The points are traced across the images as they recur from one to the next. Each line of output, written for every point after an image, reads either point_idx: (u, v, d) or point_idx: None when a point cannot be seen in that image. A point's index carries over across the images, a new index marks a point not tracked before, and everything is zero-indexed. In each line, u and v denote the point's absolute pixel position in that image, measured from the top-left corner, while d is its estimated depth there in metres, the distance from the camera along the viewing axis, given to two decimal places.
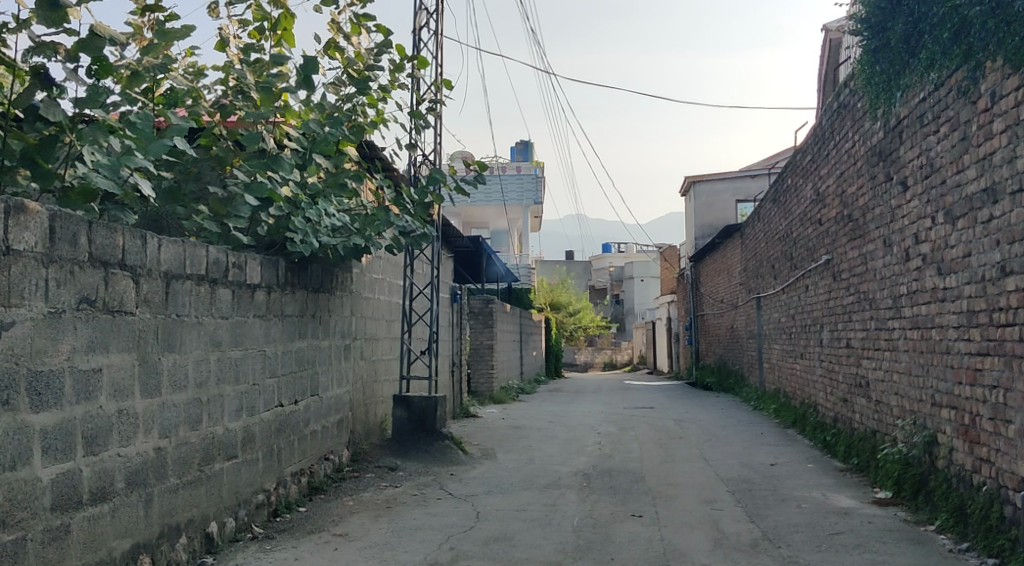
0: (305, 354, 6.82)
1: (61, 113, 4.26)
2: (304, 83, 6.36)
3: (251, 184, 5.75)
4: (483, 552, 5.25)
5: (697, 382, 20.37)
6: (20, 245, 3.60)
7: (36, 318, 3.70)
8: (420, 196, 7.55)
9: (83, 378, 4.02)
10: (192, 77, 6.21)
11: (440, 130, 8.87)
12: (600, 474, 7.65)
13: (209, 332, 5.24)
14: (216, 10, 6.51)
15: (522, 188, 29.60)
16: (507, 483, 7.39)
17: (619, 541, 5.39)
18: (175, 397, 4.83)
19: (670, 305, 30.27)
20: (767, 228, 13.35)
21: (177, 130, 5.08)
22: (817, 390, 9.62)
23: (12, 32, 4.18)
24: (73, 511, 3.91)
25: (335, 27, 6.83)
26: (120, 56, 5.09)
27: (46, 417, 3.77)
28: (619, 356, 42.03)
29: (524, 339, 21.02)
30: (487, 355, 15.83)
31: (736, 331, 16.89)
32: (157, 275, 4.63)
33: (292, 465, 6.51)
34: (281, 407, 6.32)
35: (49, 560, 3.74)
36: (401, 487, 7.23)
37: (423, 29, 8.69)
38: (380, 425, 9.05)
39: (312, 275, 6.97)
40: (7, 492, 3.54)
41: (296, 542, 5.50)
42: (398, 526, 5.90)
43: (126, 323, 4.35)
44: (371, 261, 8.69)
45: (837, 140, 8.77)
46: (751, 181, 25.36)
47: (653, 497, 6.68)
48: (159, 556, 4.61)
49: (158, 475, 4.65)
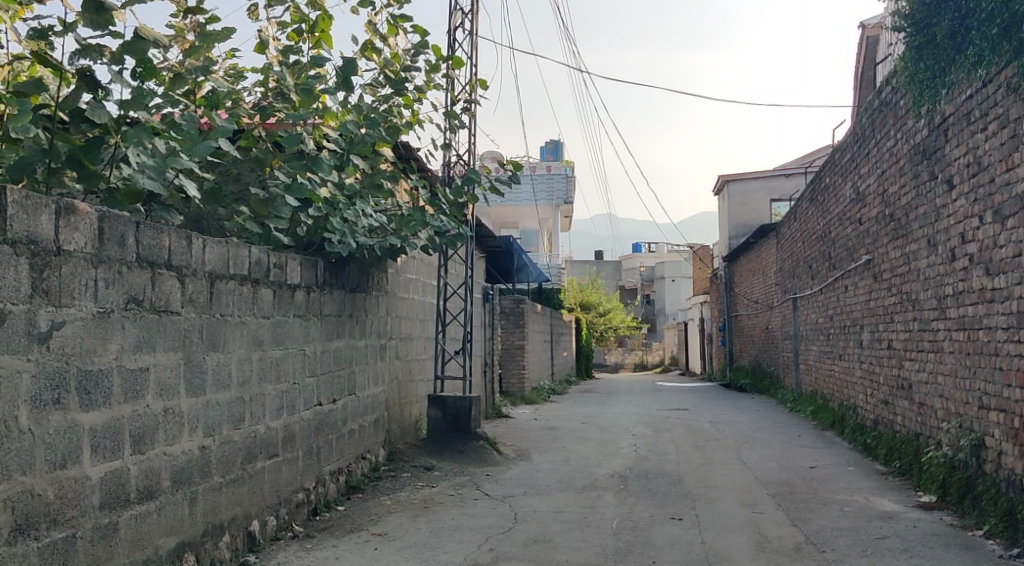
0: (343, 353, 6.85)
1: (107, 115, 4.27)
2: (342, 84, 6.38)
3: (292, 185, 5.78)
4: (523, 553, 5.24)
5: (730, 383, 20.24)
6: (70, 246, 3.62)
7: (86, 318, 3.73)
8: (455, 196, 7.54)
9: (131, 378, 4.06)
10: (232, 79, 6.25)
11: (474, 131, 8.87)
12: (637, 476, 7.60)
13: (252, 331, 5.27)
14: (256, 13, 6.54)
15: (552, 186, 29.62)
16: (543, 484, 7.37)
17: (659, 544, 5.34)
18: (219, 396, 4.87)
19: (702, 306, 30.05)
20: (803, 229, 13.21)
21: (222, 132, 5.15)
22: (857, 392, 9.50)
23: (58, 35, 4.22)
24: (121, 509, 3.95)
25: (372, 28, 6.85)
26: (163, 58, 5.16)
27: (95, 415, 3.80)
28: (650, 357, 41.94)
29: (555, 340, 21.03)
30: (518, 356, 15.82)
31: (771, 332, 16.70)
32: (201, 275, 4.67)
33: (330, 464, 6.53)
34: (320, 406, 6.36)
35: (97, 559, 3.78)
36: (437, 488, 7.22)
37: (458, 29, 8.68)
38: (415, 424, 9.06)
39: (349, 275, 6.99)
40: (58, 490, 3.56)
41: (336, 541, 5.51)
42: (437, 527, 5.90)
43: (172, 323, 4.40)
44: (405, 261, 8.69)
45: (878, 138, 8.62)
46: (786, 181, 25.17)
47: (693, 499, 6.61)
48: (203, 555, 4.64)
49: (203, 474, 4.68)
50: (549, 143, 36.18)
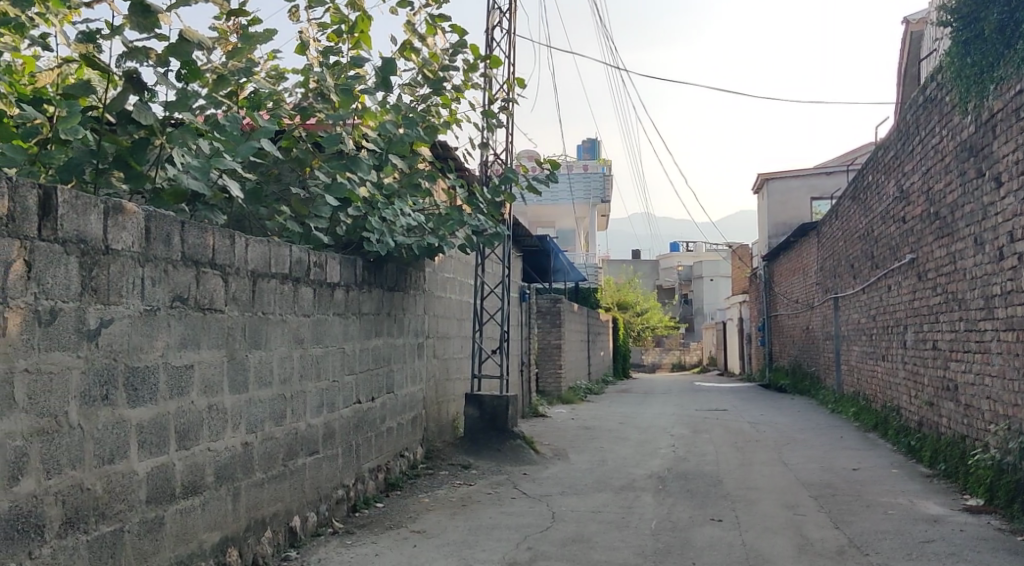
0: (381, 352, 6.90)
1: (153, 116, 4.32)
2: (381, 85, 6.42)
3: (331, 185, 5.85)
4: (562, 553, 5.22)
5: (769, 384, 20.03)
6: (118, 245, 3.69)
7: (133, 316, 3.80)
8: (492, 196, 7.53)
9: (176, 375, 4.12)
10: (274, 81, 6.33)
11: (512, 130, 8.88)
12: (676, 477, 7.56)
13: (293, 329, 5.33)
14: (297, 15, 6.61)
15: (589, 186, 29.59)
16: (581, 484, 7.35)
17: (699, 545, 5.30)
18: (261, 393, 4.93)
19: (741, 306, 29.75)
20: (845, 227, 13.03)
21: (264, 132, 5.22)
22: (900, 393, 9.35)
23: (106, 39, 4.30)
24: (166, 504, 4.01)
25: (410, 28, 6.88)
26: (206, 60, 5.17)
27: (142, 412, 3.86)
28: (688, 357, 41.68)
29: (592, 340, 20.96)
30: (555, 355, 15.81)
31: (812, 332, 16.50)
32: (244, 274, 4.73)
33: (369, 461, 6.59)
34: (359, 404, 6.41)
35: (144, 553, 3.84)
36: (475, 486, 7.24)
37: (496, 29, 8.69)
38: (453, 423, 9.09)
39: (388, 274, 7.03)
40: (106, 485, 3.63)
41: (375, 538, 5.56)
42: (476, 525, 5.91)
43: (216, 321, 4.46)
44: (443, 260, 8.73)
45: (922, 135, 8.47)
46: (827, 179, 24.82)
47: (733, 501, 6.56)
48: (246, 550, 4.71)
49: (246, 470, 4.75)
50: (586, 142, 36.14)
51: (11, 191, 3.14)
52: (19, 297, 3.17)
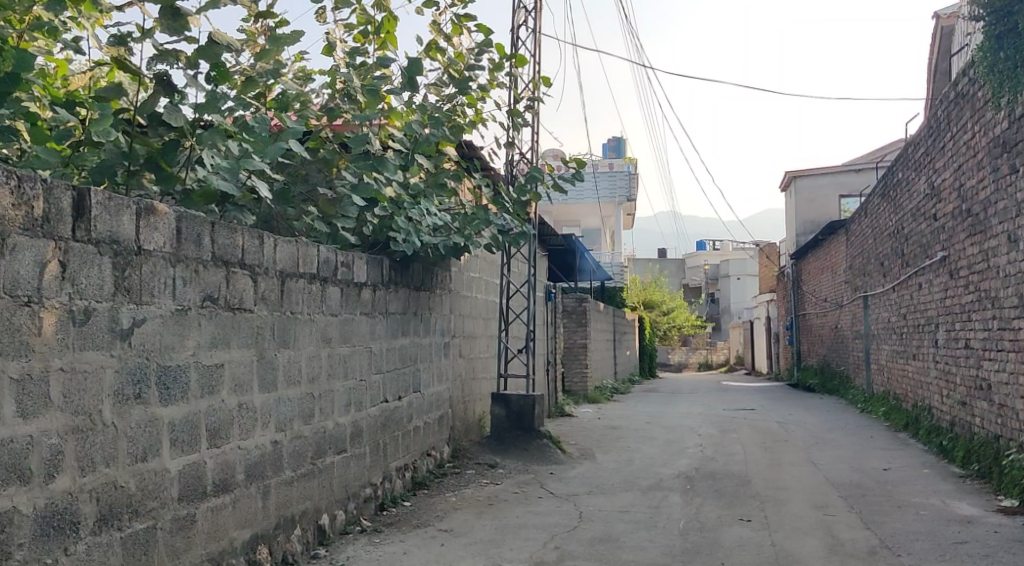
0: (408, 351, 6.93)
1: (183, 118, 4.37)
2: (407, 85, 6.45)
3: (358, 185, 5.88)
4: (590, 552, 5.21)
5: (797, 383, 19.85)
6: (150, 245, 3.74)
7: (165, 315, 3.84)
8: (518, 195, 7.52)
9: (207, 374, 4.17)
10: (301, 82, 6.37)
11: (537, 129, 8.87)
12: (704, 476, 7.53)
13: (321, 328, 5.37)
14: (324, 16, 6.65)
15: (614, 184, 29.53)
16: (608, 483, 7.33)
17: (728, 546, 5.27)
18: (290, 392, 4.97)
19: (768, 305, 29.50)
20: (874, 224, 12.89)
21: (292, 133, 5.26)
22: (932, 392, 9.22)
23: (137, 42, 4.35)
24: (198, 502, 4.06)
25: (436, 28, 6.89)
26: (235, 62, 5.24)
27: (174, 410, 3.91)
28: (715, 356, 41.45)
29: (618, 339, 20.91)
30: (581, 355, 15.79)
31: (841, 332, 16.32)
32: (273, 274, 4.78)
33: (397, 460, 6.62)
34: (386, 403, 6.44)
35: (176, 550, 3.89)
36: (502, 485, 7.25)
37: (521, 27, 8.69)
38: (479, 422, 9.11)
39: (414, 273, 7.06)
40: (139, 482, 3.67)
41: (403, 536, 5.58)
42: (503, 524, 5.91)
43: (246, 320, 4.50)
44: (469, 259, 8.74)
45: (954, 131, 8.36)
46: (856, 176, 24.53)
47: (761, 500, 6.51)
48: (276, 548, 4.75)
49: (275, 468, 4.79)
50: (612, 140, 36.08)
51: (46, 192, 3.18)
52: (54, 296, 3.21)
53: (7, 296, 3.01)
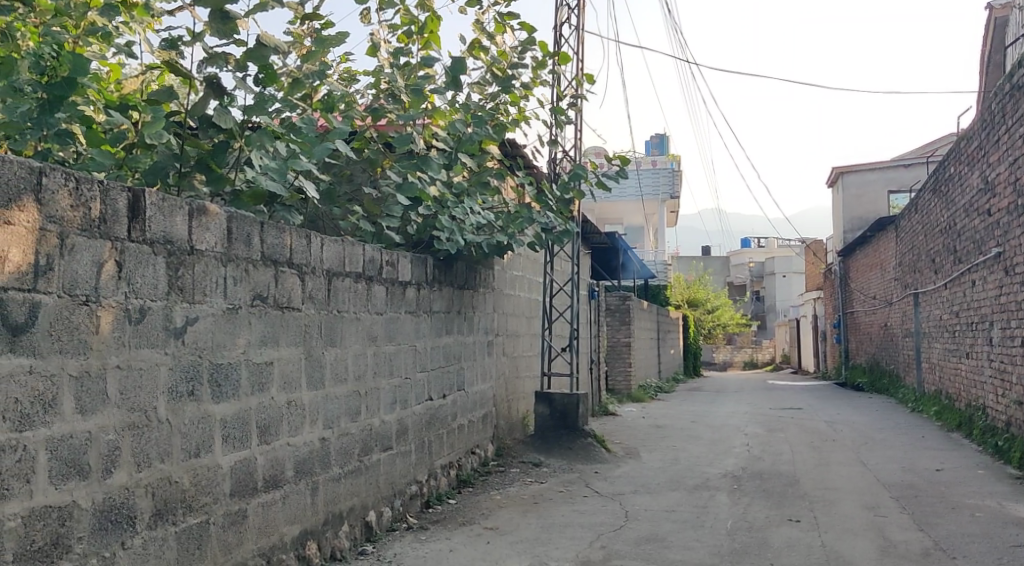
0: (452, 349, 6.96)
1: (233, 120, 4.45)
2: (451, 84, 6.47)
3: (403, 185, 5.92)
4: (636, 552, 5.18)
5: (845, 383, 19.51)
6: (202, 245, 3.80)
7: (217, 314, 3.91)
8: (562, 192, 7.46)
9: (257, 371, 4.23)
10: (346, 83, 6.43)
11: (580, 127, 8.85)
12: (751, 476, 7.44)
13: (367, 327, 5.41)
14: (368, 17, 6.70)
15: (657, 182, 29.34)
16: (654, 482, 7.29)
17: (777, 546, 5.20)
18: (337, 389, 5.03)
19: (815, 303, 29.06)
20: (925, 221, 12.63)
21: (339, 134, 5.31)
22: (986, 391, 9.01)
23: (188, 45, 4.42)
24: (249, 497, 4.12)
25: (479, 28, 6.90)
26: (282, 64, 5.30)
27: (226, 407, 3.97)
28: (760, 354, 40.95)
29: (662, 338, 20.77)
30: (624, 353, 15.70)
31: (891, 330, 16.01)
32: (320, 273, 4.83)
33: (442, 458, 6.65)
34: (431, 401, 6.47)
35: (229, 544, 3.95)
36: (547, 484, 7.25)
37: (564, 25, 8.67)
38: (523, 421, 9.12)
39: (457, 272, 7.09)
40: (193, 478, 3.74)
41: (450, 533, 5.61)
42: (548, 523, 5.91)
43: (294, 319, 4.56)
44: (512, 257, 8.75)
45: (1009, 124, 8.17)
46: (905, 171, 24.06)
47: (811, 501, 6.42)
48: (324, 544, 4.80)
49: (323, 464, 4.84)
50: (654, 136, 35.85)
51: (103, 194, 3.24)
52: (111, 295, 3.27)
53: (67, 295, 3.06)
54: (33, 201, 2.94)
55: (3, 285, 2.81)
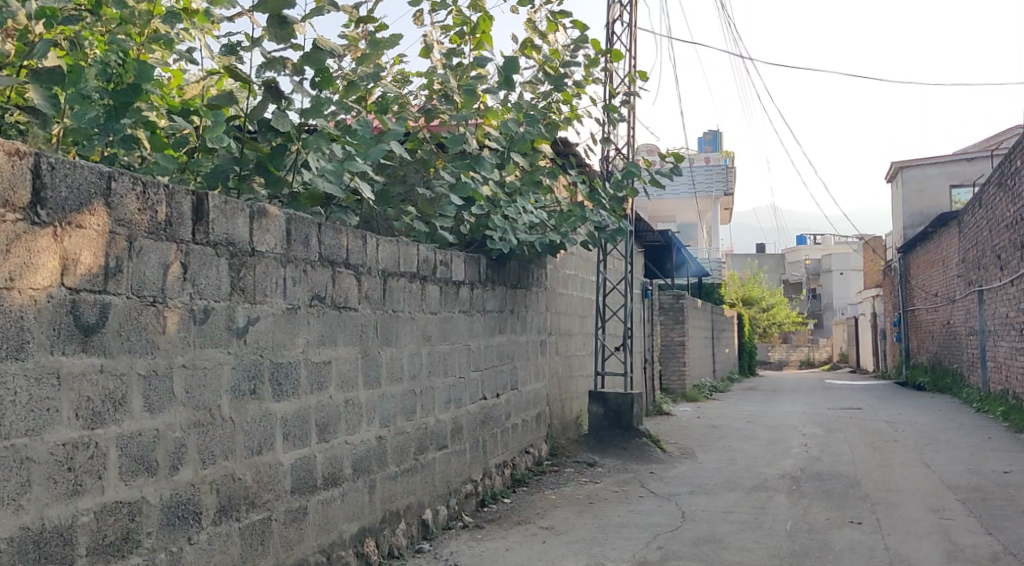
0: (505, 349, 6.97)
1: (290, 123, 4.51)
2: (503, 84, 6.48)
3: (456, 185, 5.96)
4: (694, 552, 5.14)
5: (907, 382, 19.05)
6: (262, 246, 3.87)
7: (277, 314, 3.98)
8: (615, 190, 7.39)
9: (316, 370, 4.29)
10: (400, 84, 6.49)
11: (633, 124, 8.80)
12: (810, 477, 7.32)
13: (421, 327, 5.45)
14: (421, 18, 6.75)
15: (711, 179, 29.00)
16: (710, 483, 7.21)
17: (839, 549, 5.11)
18: (393, 388, 5.07)
19: (875, 301, 28.42)
20: (990, 215, 12.29)
21: (394, 135, 5.37)
22: None
23: (246, 51, 4.50)
24: (310, 494, 4.19)
25: (531, 26, 6.90)
26: (338, 67, 5.37)
27: (286, 405, 4.03)
28: (817, 353, 40.25)
29: (716, 336, 20.52)
30: (679, 353, 15.54)
31: (954, 328, 15.60)
32: (375, 273, 4.89)
33: (496, 457, 6.67)
34: (485, 400, 6.50)
35: (290, 540, 4.02)
36: (602, 484, 7.22)
37: (616, 22, 8.63)
38: (576, 421, 9.10)
39: (510, 271, 7.11)
40: (255, 475, 3.81)
41: (505, 533, 5.62)
42: (604, 523, 5.89)
43: (351, 318, 4.62)
44: (565, 256, 8.74)
45: None
46: (968, 165, 23.42)
47: (873, 503, 6.28)
48: (382, 541, 4.86)
49: (380, 462, 4.89)
50: (708, 133, 35.46)
51: (168, 198, 3.31)
52: (176, 296, 3.34)
53: (135, 296, 3.13)
54: (102, 205, 3.01)
55: (76, 286, 2.89)
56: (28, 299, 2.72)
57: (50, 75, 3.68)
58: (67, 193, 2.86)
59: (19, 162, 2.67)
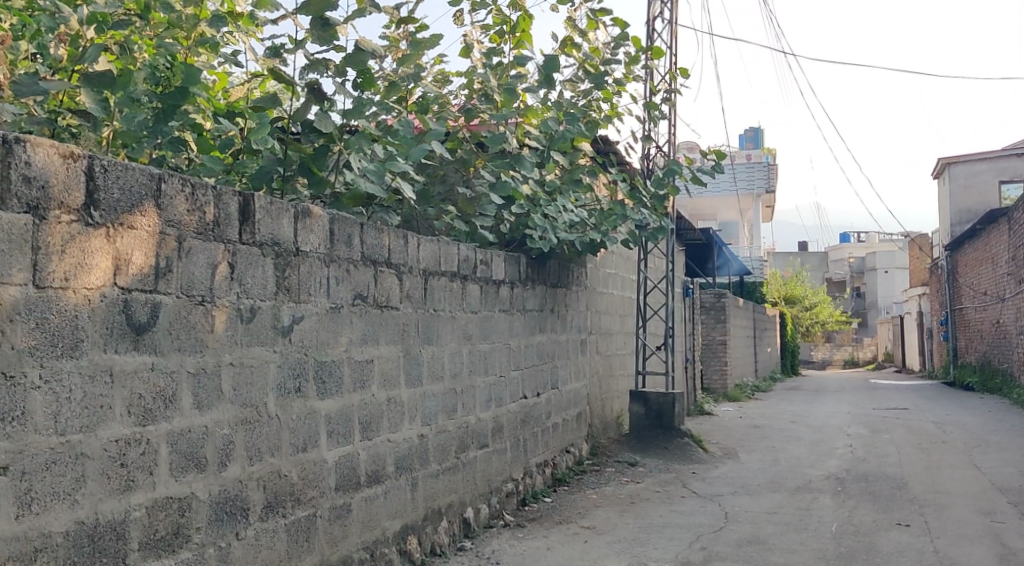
0: (546, 348, 6.97)
1: (332, 124, 4.55)
2: (544, 82, 6.48)
3: (496, 184, 5.97)
4: (737, 553, 5.09)
5: (954, 382, 18.67)
6: (307, 246, 3.91)
7: (321, 313, 4.02)
8: (656, 188, 7.34)
9: (359, 369, 4.33)
10: (439, 84, 6.51)
11: (674, 122, 8.74)
12: (856, 478, 7.21)
13: (462, 325, 5.47)
14: (461, 18, 6.77)
15: (752, 176, 28.68)
16: (753, 484, 7.14)
17: (886, 551, 5.03)
18: (434, 387, 5.09)
19: (921, 299, 27.89)
20: None
21: (435, 134, 5.39)
22: None
23: (290, 53, 4.55)
24: (353, 492, 4.22)
25: (571, 24, 6.89)
26: (379, 68, 5.40)
27: (330, 403, 4.08)
28: (861, 353, 39.62)
29: (758, 335, 20.30)
30: (720, 352, 15.39)
31: (1004, 327, 15.26)
32: (416, 273, 4.91)
33: (537, 456, 6.67)
34: (526, 399, 6.50)
35: (334, 537, 4.06)
36: (643, 484, 7.18)
37: (657, 19, 8.57)
38: (617, 420, 9.06)
39: (551, 270, 7.10)
40: (301, 472, 3.85)
41: (547, 532, 5.62)
42: (646, 523, 5.86)
43: (393, 317, 4.65)
44: (605, 254, 8.70)
45: None
46: (1018, 161, 22.87)
47: (921, 505, 6.17)
48: (425, 539, 4.88)
49: (422, 460, 4.92)
50: (749, 130, 35.09)
51: (216, 198, 3.36)
52: (224, 296, 3.40)
53: (184, 296, 3.19)
54: (153, 206, 3.07)
55: (128, 286, 2.94)
56: (82, 298, 2.78)
57: (101, 79, 3.78)
58: (120, 194, 2.91)
59: (74, 165, 2.73)
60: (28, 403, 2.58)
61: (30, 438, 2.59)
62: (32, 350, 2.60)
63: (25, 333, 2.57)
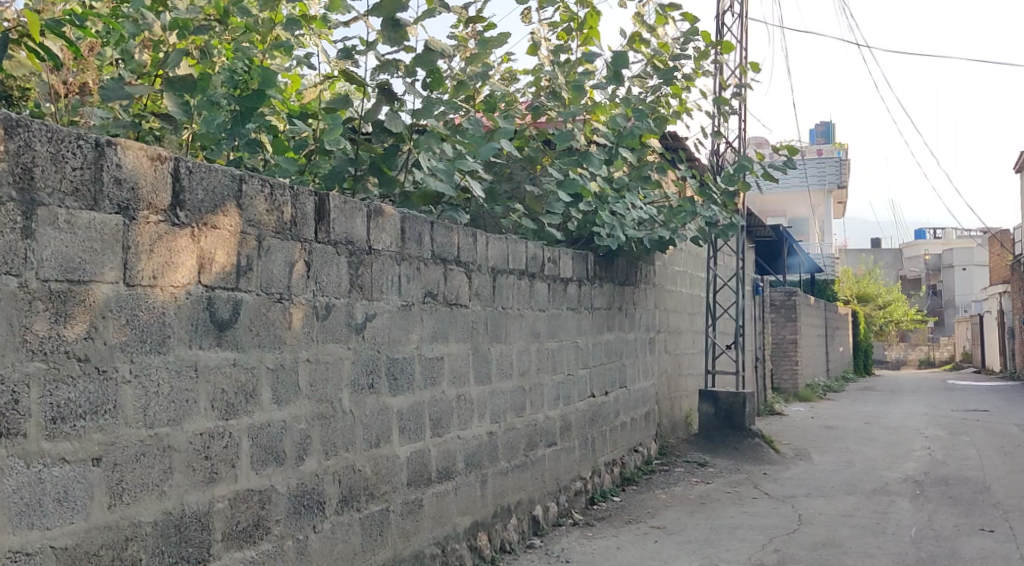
0: (613, 347, 6.93)
1: (402, 124, 4.60)
2: (611, 79, 6.44)
3: (564, 181, 5.96)
4: (812, 556, 4.99)
5: None
6: (379, 245, 3.97)
7: (392, 311, 4.07)
8: (726, 184, 7.24)
9: (429, 366, 4.37)
10: (507, 82, 6.53)
11: (745, 117, 8.60)
12: (936, 481, 6.99)
13: (530, 323, 5.48)
14: (528, 16, 6.78)
15: (823, 172, 28.06)
16: (827, 486, 6.98)
17: (968, 557, 4.87)
18: (503, 385, 5.12)
19: (1002, 298, 26.90)
20: None
21: (503, 133, 5.40)
22: None
23: (361, 54, 4.62)
24: (425, 487, 4.27)
25: (640, 20, 6.83)
26: (447, 68, 5.44)
27: (402, 400, 4.13)
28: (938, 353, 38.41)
29: (831, 335, 19.85)
30: (791, 351, 15.10)
31: None
32: (485, 270, 4.94)
33: (605, 455, 6.65)
34: (594, 398, 6.48)
35: (407, 531, 4.12)
36: (713, 484, 7.09)
37: (727, 13, 8.44)
38: (686, 420, 8.97)
39: (619, 268, 7.06)
40: (374, 466, 3.91)
41: (616, 531, 5.59)
42: (716, 524, 5.79)
43: (462, 315, 4.68)
44: (674, 252, 8.61)
45: None
46: None
47: (1005, 510, 5.95)
48: (494, 535, 4.91)
49: (492, 457, 4.95)
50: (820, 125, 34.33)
51: (293, 198, 3.43)
52: (301, 293, 3.47)
53: (263, 293, 3.27)
54: (235, 206, 3.15)
55: (211, 284, 3.03)
56: (168, 295, 2.86)
57: (183, 83, 3.88)
58: (203, 195, 3.00)
59: (161, 166, 2.82)
60: (119, 398, 2.66)
61: (121, 431, 2.68)
62: (123, 346, 2.69)
63: (117, 330, 2.66)
